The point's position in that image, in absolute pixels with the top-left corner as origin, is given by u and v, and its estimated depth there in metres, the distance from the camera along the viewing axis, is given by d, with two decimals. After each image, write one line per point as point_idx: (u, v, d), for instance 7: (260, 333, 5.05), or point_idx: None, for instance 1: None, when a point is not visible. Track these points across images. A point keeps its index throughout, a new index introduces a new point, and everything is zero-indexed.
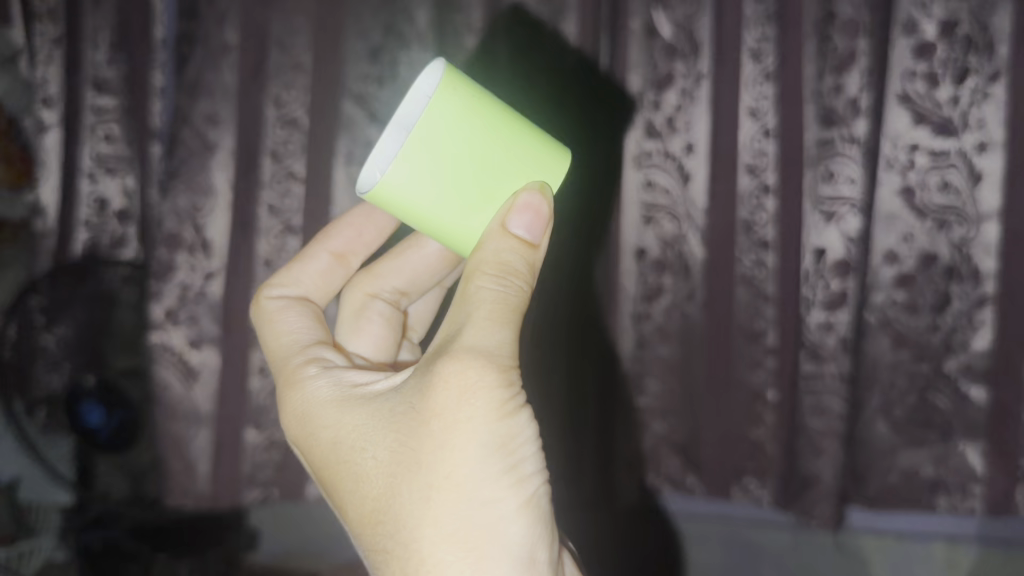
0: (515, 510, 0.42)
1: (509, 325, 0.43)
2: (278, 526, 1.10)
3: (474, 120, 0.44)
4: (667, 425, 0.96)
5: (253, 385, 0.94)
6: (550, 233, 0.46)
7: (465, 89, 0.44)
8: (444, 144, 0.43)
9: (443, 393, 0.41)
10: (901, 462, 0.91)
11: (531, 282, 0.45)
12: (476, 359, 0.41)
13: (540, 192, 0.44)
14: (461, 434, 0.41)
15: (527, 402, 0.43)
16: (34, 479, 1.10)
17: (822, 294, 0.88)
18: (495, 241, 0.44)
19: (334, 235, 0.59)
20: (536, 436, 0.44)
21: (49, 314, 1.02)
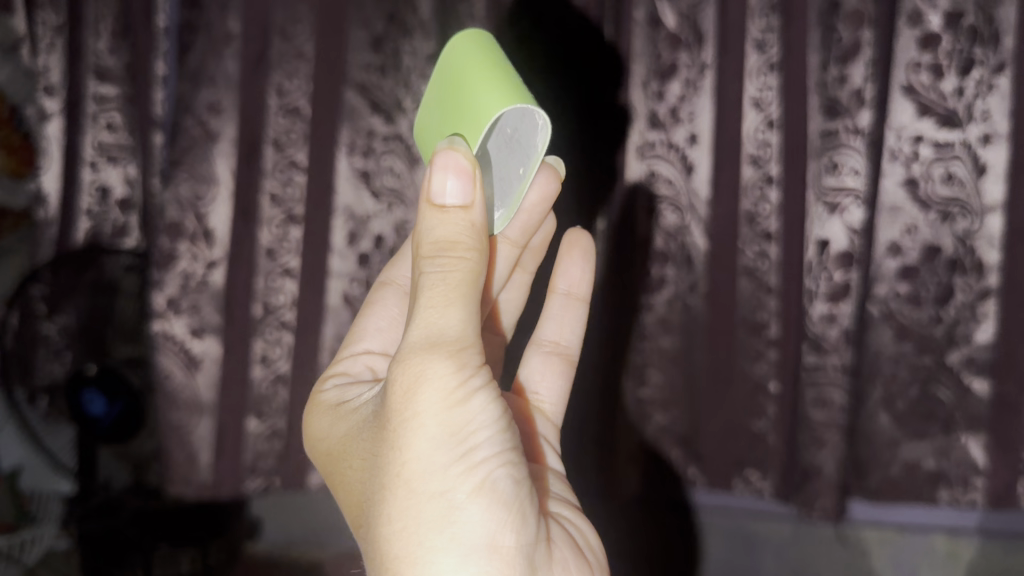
0: (466, 496, 0.44)
1: (455, 305, 0.44)
2: (281, 515, 1.11)
3: (456, 63, 0.55)
4: (669, 416, 0.96)
5: (254, 375, 0.95)
6: (483, 191, 0.45)
7: (466, 41, 0.55)
8: (441, 80, 0.57)
9: (393, 393, 0.44)
10: (904, 454, 0.91)
11: (474, 248, 0.45)
12: (420, 352, 0.44)
13: (453, 150, 0.45)
14: (408, 430, 0.44)
15: (478, 388, 0.44)
16: (37, 468, 1.07)
17: (824, 285, 0.86)
18: (431, 219, 0.45)
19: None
20: (491, 422, 0.45)
21: (52, 302, 1.02)
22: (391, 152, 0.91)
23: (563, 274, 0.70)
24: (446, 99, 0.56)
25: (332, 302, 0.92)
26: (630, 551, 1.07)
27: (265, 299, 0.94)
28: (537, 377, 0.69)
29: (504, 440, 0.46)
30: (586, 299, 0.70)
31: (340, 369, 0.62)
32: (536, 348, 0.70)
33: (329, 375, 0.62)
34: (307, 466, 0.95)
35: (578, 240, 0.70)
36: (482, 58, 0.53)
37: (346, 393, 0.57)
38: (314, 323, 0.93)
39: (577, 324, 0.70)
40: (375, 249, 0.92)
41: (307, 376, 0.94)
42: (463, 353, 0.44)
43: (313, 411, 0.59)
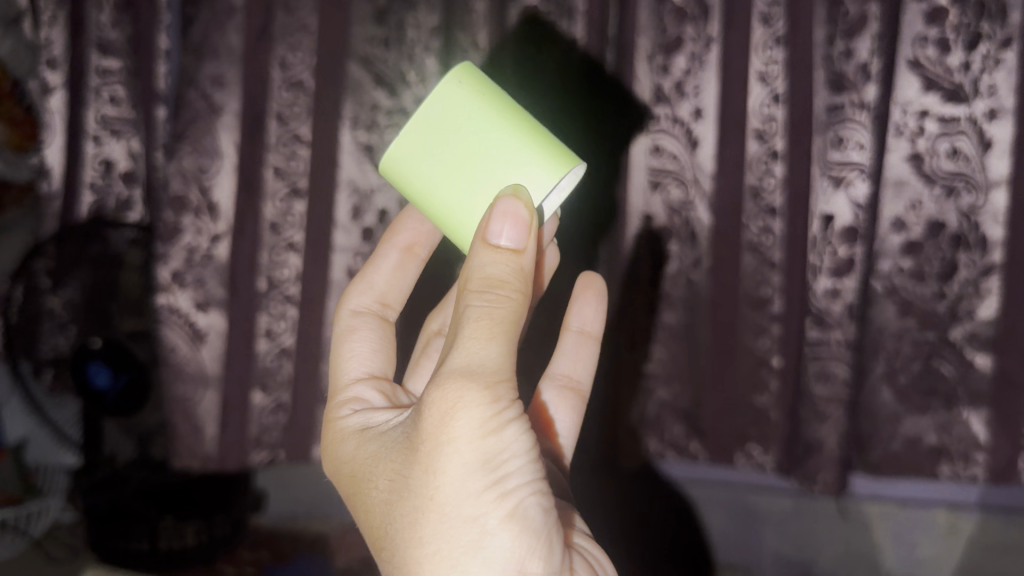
0: (497, 520, 0.48)
1: (496, 340, 0.47)
2: (287, 486, 1.14)
3: (470, 110, 0.53)
4: (671, 390, 0.97)
5: (259, 348, 0.95)
6: (534, 237, 0.50)
7: (470, 86, 0.53)
8: (437, 123, 0.53)
9: (428, 420, 0.47)
10: (905, 429, 0.92)
11: (520, 287, 0.49)
12: (458, 381, 0.47)
13: (515, 199, 0.48)
14: (445, 457, 0.47)
15: (511, 418, 0.48)
16: (41, 442, 1.11)
17: (829, 260, 0.87)
18: (481, 256, 0.49)
19: (401, 231, 0.71)
20: (523, 449, 0.49)
21: (56, 276, 1.02)
22: (394, 126, 0.90)
23: (576, 312, 0.74)
24: (459, 148, 0.52)
25: (336, 277, 0.93)
26: (624, 519, 1.09)
27: (269, 273, 0.94)
28: (554, 413, 0.72)
29: (533, 469, 0.50)
30: (598, 336, 0.74)
31: (352, 395, 0.62)
32: (550, 382, 0.73)
33: (340, 401, 0.62)
34: (312, 439, 0.96)
35: (593, 281, 0.74)
36: (502, 110, 0.54)
37: (367, 417, 0.59)
38: (318, 298, 0.94)
39: (590, 360, 0.74)
40: (379, 224, 0.92)
41: (310, 348, 0.95)
42: (500, 386, 0.47)
43: (330, 433, 0.60)
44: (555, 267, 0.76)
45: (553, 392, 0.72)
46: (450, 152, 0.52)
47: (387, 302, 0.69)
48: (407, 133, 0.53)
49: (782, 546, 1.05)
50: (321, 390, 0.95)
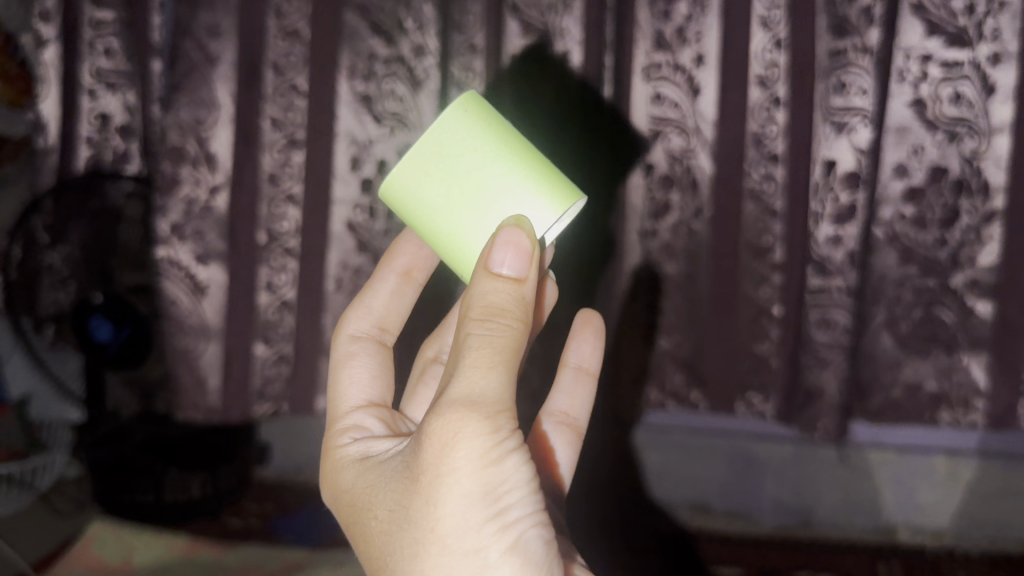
0: (498, 553, 0.47)
1: (496, 369, 0.45)
2: (289, 440, 1.13)
3: (474, 144, 0.51)
4: (673, 341, 0.97)
5: (260, 302, 0.95)
6: (537, 265, 0.48)
7: (475, 117, 0.52)
8: (439, 154, 0.51)
9: (428, 450, 0.45)
10: (906, 375, 0.93)
11: (524, 317, 0.47)
12: (459, 410, 0.45)
13: (518, 228, 0.46)
14: (444, 490, 0.46)
15: (513, 449, 0.46)
16: (46, 396, 1.07)
17: (830, 207, 0.87)
18: (483, 284, 0.47)
19: (398, 256, 0.68)
20: (524, 479, 0.47)
21: (54, 233, 1.02)
22: (392, 75, 0.89)
23: (574, 348, 0.73)
24: (458, 175, 0.50)
25: (336, 231, 0.92)
26: (612, 469, 1.09)
27: (269, 226, 0.93)
28: (552, 447, 0.68)
29: (534, 500, 0.48)
30: (596, 373, 0.72)
31: (351, 422, 0.59)
32: (545, 418, 0.70)
33: (338, 429, 0.59)
34: (316, 390, 0.96)
35: (592, 319, 0.72)
36: (507, 143, 0.52)
37: (365, 445, 0.56)
38: (317, 250, 0.93)
39: (586, 398, 0.71)
40: (378, 174, 0.91)
41: (312, 303, 0.94)
42: (501, 416, 0.45)
43: (328, 463, 0.57)
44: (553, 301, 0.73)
45: (550, 426, 0.69)
46: (448, 179, 0.50)
47: (385, 326, 0.67)
48: (408, 163, 0.51)
49: (782, 495, 1.06)
50: (322, 343, 0.95)
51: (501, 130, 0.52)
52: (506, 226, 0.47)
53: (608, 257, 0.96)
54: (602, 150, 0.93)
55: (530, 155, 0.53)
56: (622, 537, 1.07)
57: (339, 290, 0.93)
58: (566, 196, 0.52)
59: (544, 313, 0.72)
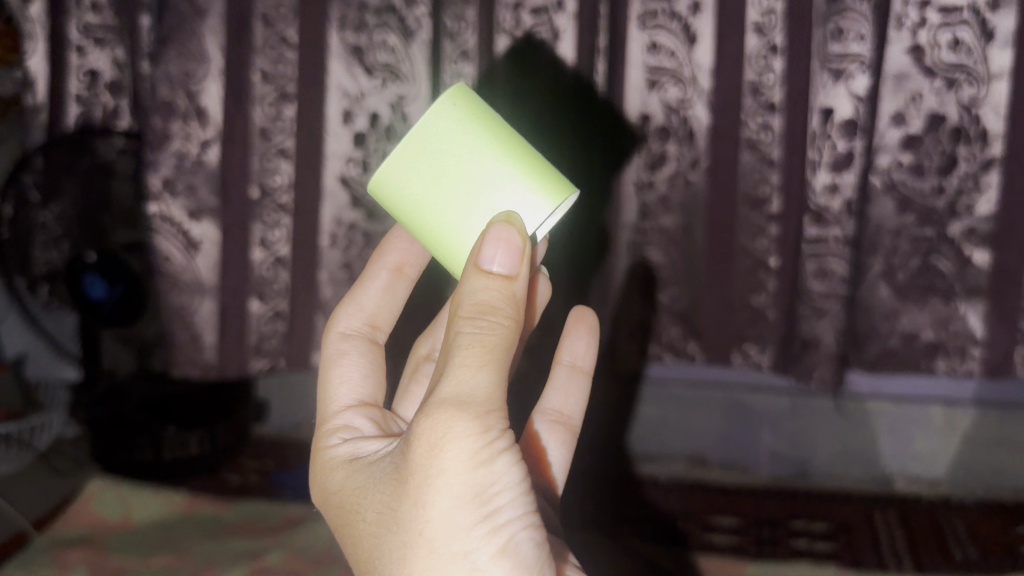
0: (488, 554, 0.46)
1: (487, 368, 0.44)
2: (285, 398, 1.14)
3: (464, 139, 0.49)
4: (670, 295, 0.97)
5: (254, 258, 0.94)
6: (529, 263, 0.46)
7: (465, 109, 0.50)
8: (429, 149, 0.49)
9: (417, 451, 0.44)
10: (902, 325, 0.93)
11: (515, 316, 0.46)
12: (448, 411, 0.43)
13: (508, 224, 0.45)
14: (433, 491, 0.44)
15: (503, 449, 0.45)
16: (42, 355, 1.08)
17: (828, 156, 0.85)
18: (472, 282, 0.46)
19: (388, 252, 0.65)
20: (514, 480, 0.46)
21: (46, 191, 1.00)
22: (383, 26, 0.88)
23: (566, 346, 0.69)
24: (447, 171, 0.49)
25: (328, 186, 0.91)
26: (604, 425, 1.09)
27: (262, 180, 0.93)
28: (543, 447, 0.67)
29: (526, 501, 0.47)
30: (590, 371, 0.69)
31: (341, 423, 0.56)
32: (539, 417, 0.68)
33: (328, 430, 0.56)
34: (311, 346, 0.95)
35: (584, 316, 0.69)
36: (499, 135, 0.50)
37: (355, 445, 0.54)
38: (311, 204, 0.92)
39: (580, 397, 0.69)
40: (371, 127, 0.89)
41: (309, 260, 0.94)
42: (490, 416, 0.44)
43: (318, 466, 0.55)
44: (546, 299, 0.70)
45: (544, 426, 0.67)
46: (437, 175, 0.49)
47: (376, 323, 0.63)
48: (396, 157, 0.49)
49: (778, 445, 1.07)
50: (318, 298, 0.95)
51: (490, 122, 0.51)
52: (496, 223, 0.45)
53: (605, 214, 0.95)
54: (597, 135, 0.92)
55: (522, 147, 0.51)
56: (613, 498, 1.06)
57: (333, 245, 0.93)
58: (559, 191, 0.50)
59: (536, 310, 0.69)
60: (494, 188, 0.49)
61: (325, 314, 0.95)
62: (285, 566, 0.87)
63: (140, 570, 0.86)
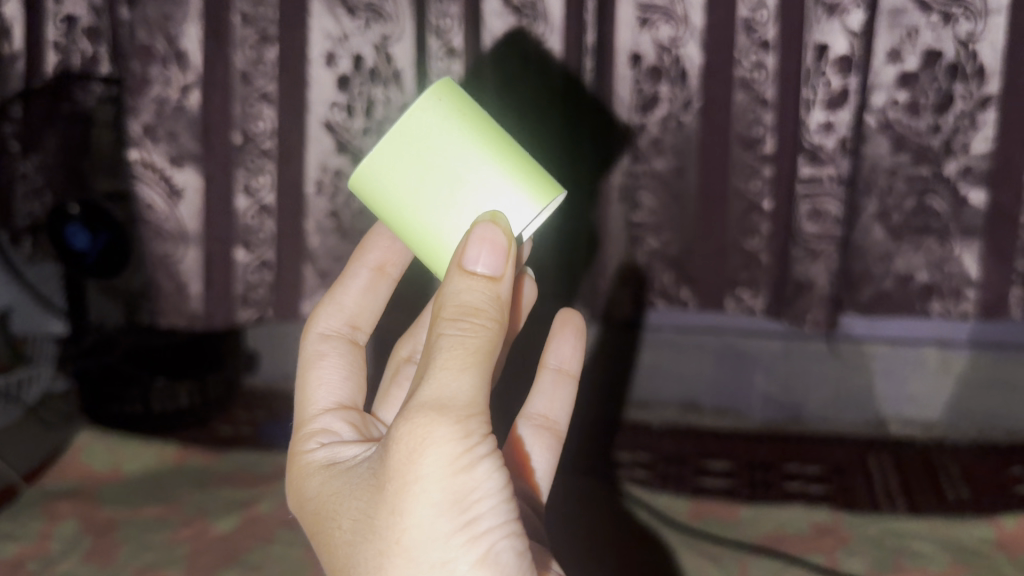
0: (468, 567, 0.42)
1: (470, 370, 0.41)
2: (274, 347, 1.12)
3: (450, 136, 0.46)
4: (662, 239, 0.95)
5: (238, 205, 0.92)
6: (516, 262, 0.44)
7: (452, 103, 0.46)
8: (413, 146, 0.46)
9: (394, 455, 0.41)
10: (896, 266, 0.93)
11: (501, 318, 0.43)
12: (428, 414, 0.40)
13: (493, 224, 0.43)
14: (410, 498, 0.41)
15: (486, 456, 0.41)
16: (27, 309, 1.03)
17: (823, 93, 0.83)
18: (456, 283, 0.43)
19: (371, 250, 0.61)
20: (498, 489, 0.43)
21: (26, 142, 0.96)
22: None
23: (552, 348, 0.63)
24: (431, 169, 0.46)
25: (312, 133, 0.89)
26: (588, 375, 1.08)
27: (244, 125, 0.90)
28: (527, 453, 0.59)
29: (509, 510, 0.43)
30: (577, 376, 0.63)
31: (319, 426, 0.52)
32: (522, 421, 0.61)
33: (304, 434, 0.52)
34: (299, 296, 0.95)
35: (571, 316, 0.62)
36: (488, 133, 0.47)
37: (333, 451, 0.50)
38: (296, 148, 0.90)
39: (567, 403, 0.62)
40: (355, 70, 0.87)
41: (295, 206, 0.92)
42: (472, 420, 0.40)
43: (293, 473, 0.51)
44: (533, 301, 0.64)
45: (527, 430, 0.61)
46: (421, 173, 0.46)
47: (357, 324, 0.60)
48: (379, 153, 0.46)
49: (771, 389, 1.06)
50: (304, 248, 0.93)
51: (478, 116, 0.47)
52: (481, 224, 0.43)
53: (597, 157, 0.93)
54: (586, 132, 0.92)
55: (510, 144, 0.48)
56: (593, 458, 1.04)
57: (319, 193, 0.91)
58: (548, 192, 0.48)
59: (521, 315, 0.64)
60: (480, 187, 0.46)
61: (312, 262, 0.94)
62: (278, 515, 0.87)
63: (131, 521, 0.86)
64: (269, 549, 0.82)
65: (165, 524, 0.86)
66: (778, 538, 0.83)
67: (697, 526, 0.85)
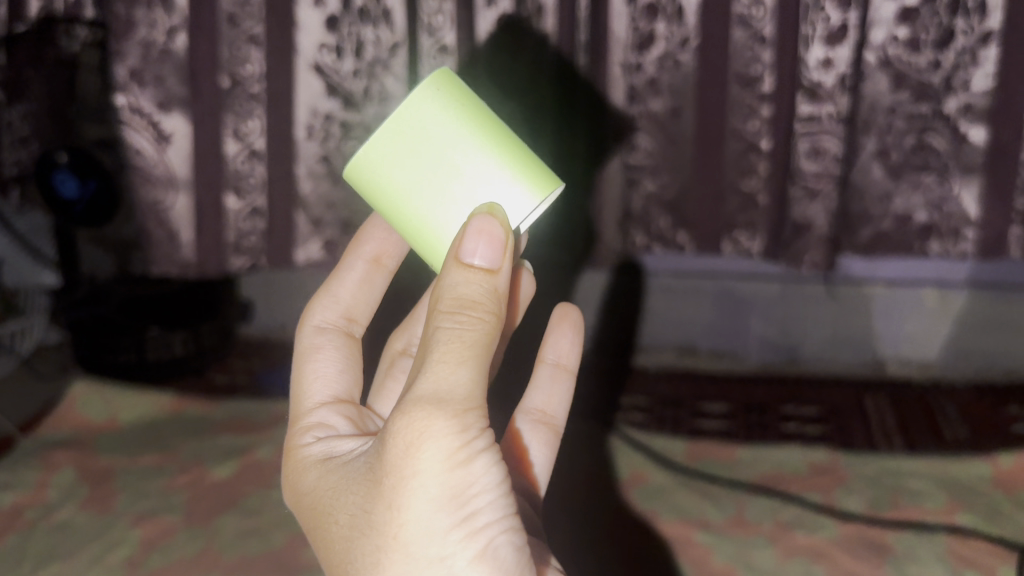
0: (467, 563, 0.40)
1: (468, 363, 0.38)
2: (268, 296, 1.12)
3: (448, 128, 0.43)
4: (659, 183, 0.94)
5: (228, 149, 0.90)
6: (515, 254, 0.41)
7: (451, 93, 0.43)
8: (409, 138, 0.43)
9: (391, 447, 0.38)
10: (895, 206, 0.92)
11: (500, 311, 0.40)
12: (424, 408, 0.38)
13: (490, 216, 0.40)
14: (408, 492, 0.38)
15: (485, 448, 0.39)
16: (15, 261, 1.01)
17: (822, 29, 0.82)
18: (453, 275, 0.40)
19: (366, 241, 0.58)
20: (497, 481, 0.40)
21: (11, 90, 0.93)
22: None
23: (550, 342, 0.60)
24: (426, 164, 0.43)
25: (300, 78, 0.87)
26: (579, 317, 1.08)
27: (232, 69, 0.88)
28: (525, 447, 0.56)
29: (509, 504, 0.41)
30: (575, 371, 0.60)
31: (315, 420, 0.50)
32: (520, 416, 0.57)
33: (300, 428, 0.49)
34: (291, 242, 0.94)
35: (568, 311, 0.60)
36: (490, 126, 0.44)
37: (330, 445, 0.47)
38: (284, 93, 0.88)
39: (566, 399, 0.59)
40: (344, 10, 0.86)
41: (286, 151, 0.90)
42: (470, 414, 0.38)
43: (288, 469, 0.48)
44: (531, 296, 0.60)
45: (525, 426, 0.57)
46: (416, 166, 0.43)
47: (353, 317, 0.57)
48: (372, 144, 0.43)
49: (768, 332, 1.06)
50: (296, 194, 0.92)
51: (479, 110, 0.44)
52: (478, 215, 0.40)
53: (591, 98, 0.91)
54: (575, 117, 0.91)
55: (511, 139, 0.45)
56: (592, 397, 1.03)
57: (310, 137, 0.89)
58: (548, 186, 0.44)
59: (517, 309, 0.59)
60: (477, 182, 0.43)
61: (304, 209, 0.93)
62: (276, 460, 0.87)
63: (128, 469, 0.86)
64: (268, 495, 0.82)
65: (162, 472, 0.86)
66: (777, 478, 0.83)
67: (695, 467, 0.85)
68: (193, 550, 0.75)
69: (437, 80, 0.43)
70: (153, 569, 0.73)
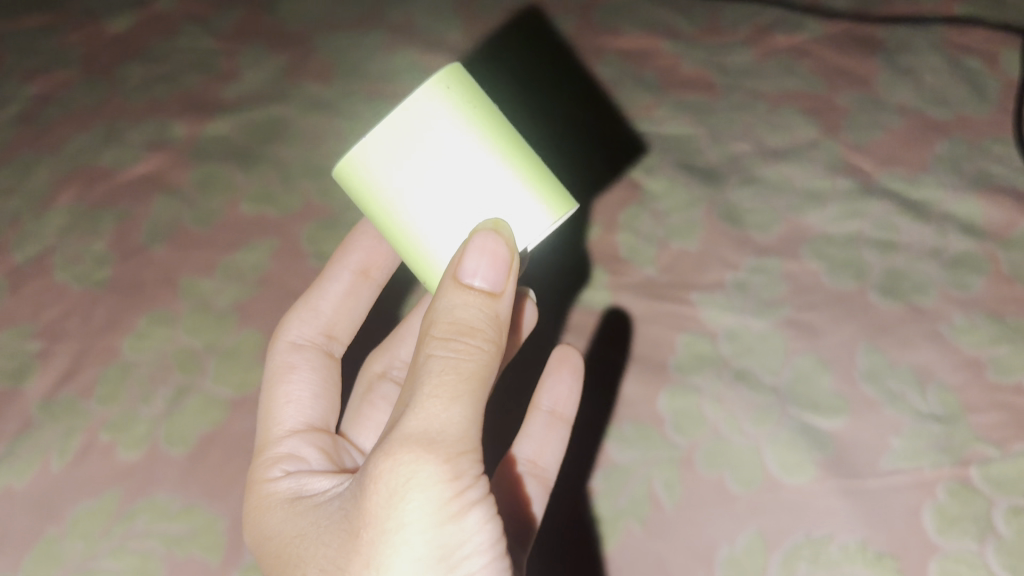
0: None
1: (463, 400, 0.31)
2: None
3: (458, 133, 0.31)
4: None
5: None
6: (517, 278, 0.33)
7: (467, 91, 0.32)
8: (410, 141, 0.31)
9: (375, 494, 0.30)
10: None
11: (498, 350, 0.33)
12: (413, 450, 0.30)
13: (498, 235, 0.31)
14: (390, 554, 0.30)
15: (478, 501, 0.32)
16: None
17: None
18: (449, 298, 0.32)
19: (352, 249, 0.49)
20: (491, 543, 0.32)
21: None
22: None
23: (545, 386, 0.45)
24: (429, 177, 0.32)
25: None
26: None
27: None
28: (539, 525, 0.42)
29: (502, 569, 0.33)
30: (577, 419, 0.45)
31: (284, 451, 0.41)
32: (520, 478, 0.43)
33: (266, 458, 0.41)
34: None
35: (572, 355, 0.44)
36: (508, 133, 0.33)
37: (301, 480, 0.38)
38: None
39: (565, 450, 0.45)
40: None
41: None
42: (464, 459, 0.31)
43: (248, 507, 0.39)
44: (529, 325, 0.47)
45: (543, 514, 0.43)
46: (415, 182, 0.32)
47: (333, 332, 0.48)
48: (364, 147, 0.32)
49: None
50: None
51: (500, 118, 0.33)
52: (480, 233, 0.31)
53: None
54: None
55: (533, 156, 0.34)
56: None
57: None
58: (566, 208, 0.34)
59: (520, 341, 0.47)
60: (484, 205, 0.32)
61: None
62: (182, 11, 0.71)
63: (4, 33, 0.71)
64: (177, 42, 0.68)
65: (51, 32, 0.71)
66: None
67: None
68: (93, 101, 0.65)
69: (453, 80, 0.31)
70: (50, 122, 0.64)
